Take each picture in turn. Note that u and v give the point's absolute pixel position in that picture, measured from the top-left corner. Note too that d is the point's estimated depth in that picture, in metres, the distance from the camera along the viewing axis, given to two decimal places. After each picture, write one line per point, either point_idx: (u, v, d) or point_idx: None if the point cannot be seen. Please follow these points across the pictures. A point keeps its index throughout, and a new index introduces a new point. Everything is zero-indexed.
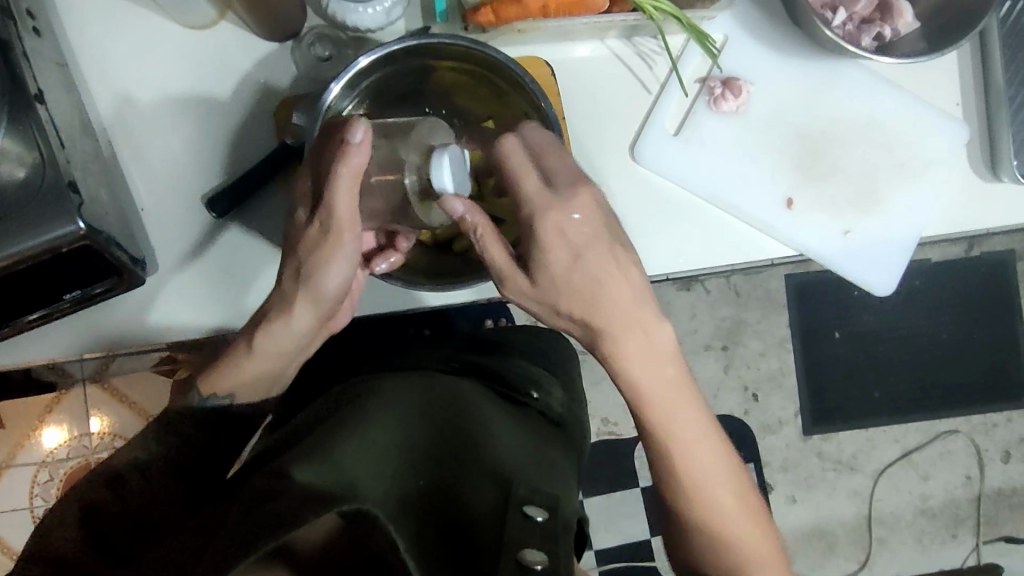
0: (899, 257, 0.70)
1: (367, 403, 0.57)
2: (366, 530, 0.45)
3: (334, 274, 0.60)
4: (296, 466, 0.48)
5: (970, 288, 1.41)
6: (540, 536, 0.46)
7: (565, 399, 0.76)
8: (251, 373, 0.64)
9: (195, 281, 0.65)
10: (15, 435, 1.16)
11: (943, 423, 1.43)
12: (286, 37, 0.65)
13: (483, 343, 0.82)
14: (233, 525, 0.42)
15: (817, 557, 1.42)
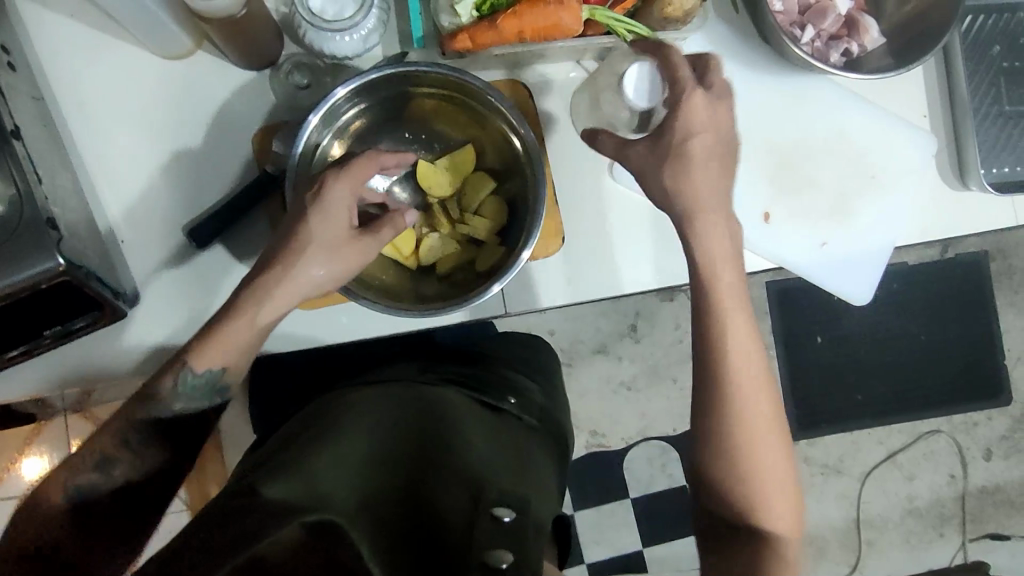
0: (875, 266, 0.69)
1: (343, 415, 0.59)
2: (333, 540, 0.47)
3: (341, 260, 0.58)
4: (266, 480, 0.49)
5: (947, 289, 1.43)
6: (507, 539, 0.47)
7: (544, 399, 0.76)
8: (242, 343, 0.57)
9: (165, 297, 0.65)
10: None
11: (926, 424, 1.45)
12: (264, 65, 0.65)
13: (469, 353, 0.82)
14: (202, 538, 0.44)
15: (808, 561, 1.43)
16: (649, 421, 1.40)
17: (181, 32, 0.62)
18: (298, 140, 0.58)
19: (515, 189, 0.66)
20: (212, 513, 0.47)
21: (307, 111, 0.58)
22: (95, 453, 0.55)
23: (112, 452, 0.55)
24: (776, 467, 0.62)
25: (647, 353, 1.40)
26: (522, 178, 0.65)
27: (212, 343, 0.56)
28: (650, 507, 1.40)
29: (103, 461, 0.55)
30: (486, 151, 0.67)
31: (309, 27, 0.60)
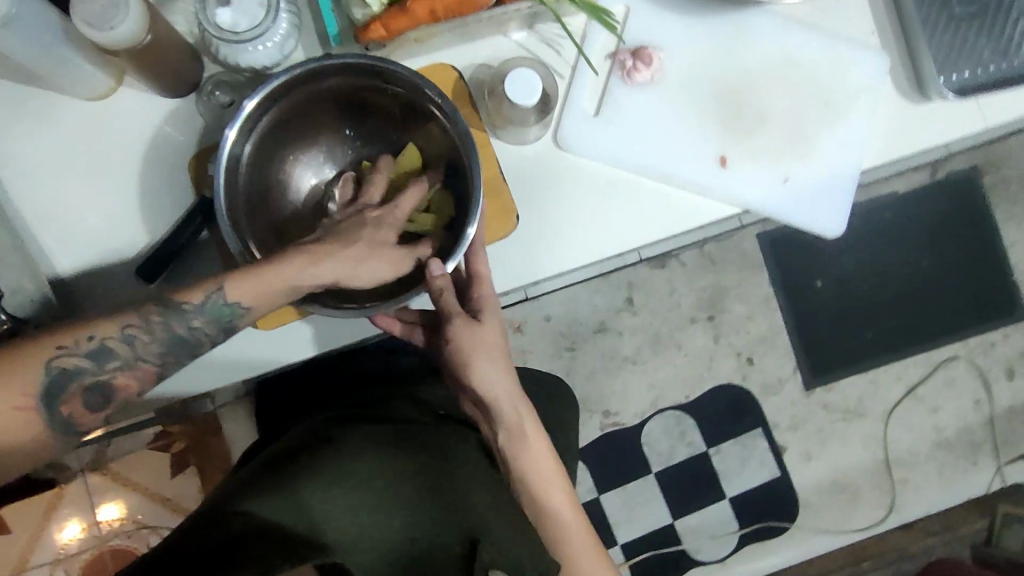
0: (845, 195, 0.67)
1: None
2: None
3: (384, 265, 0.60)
4: None
5: (938, 211, 1.41)
6: None
7: None
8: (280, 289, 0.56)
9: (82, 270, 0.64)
10: (31, 532, 1.26)
11: (942, 352, 1.41)
12: (188, 89, 0.64)
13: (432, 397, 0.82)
14: None
15: (843, 510, 1.39)
16: (659, 391, 1.38)
17: (98, 70, 0.60)
18: (222, 156, 0.59)
19: (457, 170, 0.66)
20: None
21: (227, 124, 0.59)
22: (89, 345, 0.54)
23: (116, 348, 0.55)
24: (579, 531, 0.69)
25: (647, 324, 1.38)
26: (459, 158, 0.64)
27: (256, 283, 0.55)
28: (674, 479, 1.37)
29: (97, 353, 0.55)
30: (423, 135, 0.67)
31: (221, 43, 0.60)
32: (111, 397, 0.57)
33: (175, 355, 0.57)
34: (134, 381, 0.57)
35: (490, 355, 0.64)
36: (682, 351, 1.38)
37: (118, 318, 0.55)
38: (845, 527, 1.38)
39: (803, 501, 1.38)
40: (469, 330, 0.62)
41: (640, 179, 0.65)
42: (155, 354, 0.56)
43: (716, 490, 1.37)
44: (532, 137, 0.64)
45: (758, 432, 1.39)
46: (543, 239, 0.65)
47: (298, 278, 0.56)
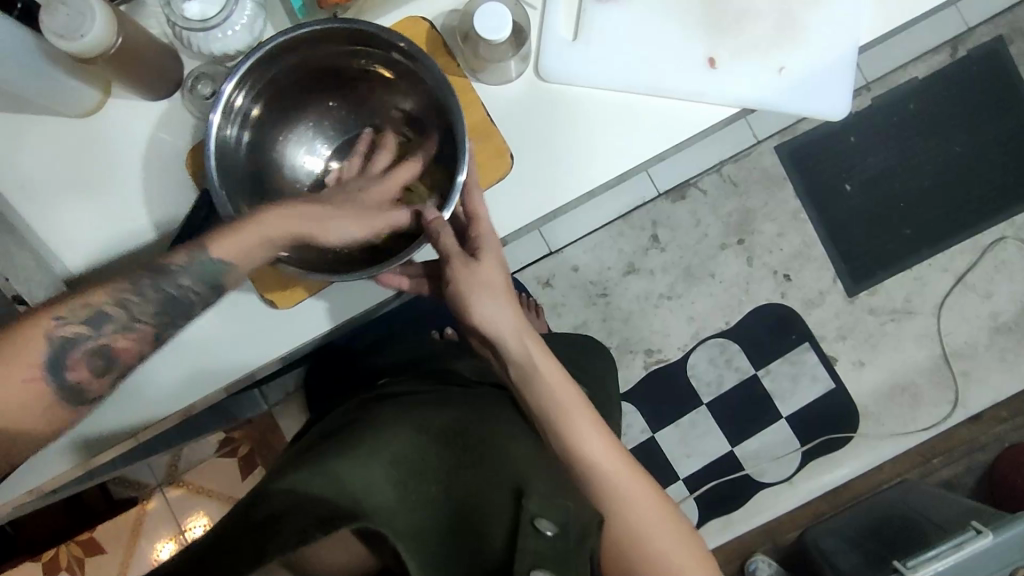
0: (845, 77, 0.64)
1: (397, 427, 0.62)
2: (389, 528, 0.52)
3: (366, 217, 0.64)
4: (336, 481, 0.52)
5: (963, 89, 1.34)
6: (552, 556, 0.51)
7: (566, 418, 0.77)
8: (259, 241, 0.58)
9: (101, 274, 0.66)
10: (122, 551, 1.32)
11: (987, 235, 1.36)
12: (172, 88, 0.65)
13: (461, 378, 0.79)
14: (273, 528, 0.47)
15: (905, 412, 1.35)
16: (699, 322, 1.36)
17: (84, 84, 0.62)
18: (210, 143, 0.61)
19: (441, 122, 0.66)
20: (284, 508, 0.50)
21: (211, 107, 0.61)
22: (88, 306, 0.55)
23: (111, 311, 0.55)
24: (625, 478, 0.64)
25: (676, 258, 1.36)
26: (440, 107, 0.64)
27: (234, 238, 0.58)
28: (727, 406, 1.36)
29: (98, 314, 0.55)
30: (404, 94, 0.67)
31: (190, 33, 0.61)
32: (112, 362, 0.57)
33: (170, 312, 0.58)
34: (134, 343, 0.57)
35: (497, 298, 0.65)
36: (716, 278, 1.36)
37: (105, 289, 0.56)
38: (910, 429, 1.35)
39: (863, 409, 1.36)
40: (468, 271, 0.62)
41: (630, 98, 0.64)
42: (151, 314, 0.57)
43: (771, 411, 1.36)
44: (515, 73, 0.64)
45: (806, 347, 1.36)
46: (542, 173, 0.64)
47: (275, 240, 0.59)
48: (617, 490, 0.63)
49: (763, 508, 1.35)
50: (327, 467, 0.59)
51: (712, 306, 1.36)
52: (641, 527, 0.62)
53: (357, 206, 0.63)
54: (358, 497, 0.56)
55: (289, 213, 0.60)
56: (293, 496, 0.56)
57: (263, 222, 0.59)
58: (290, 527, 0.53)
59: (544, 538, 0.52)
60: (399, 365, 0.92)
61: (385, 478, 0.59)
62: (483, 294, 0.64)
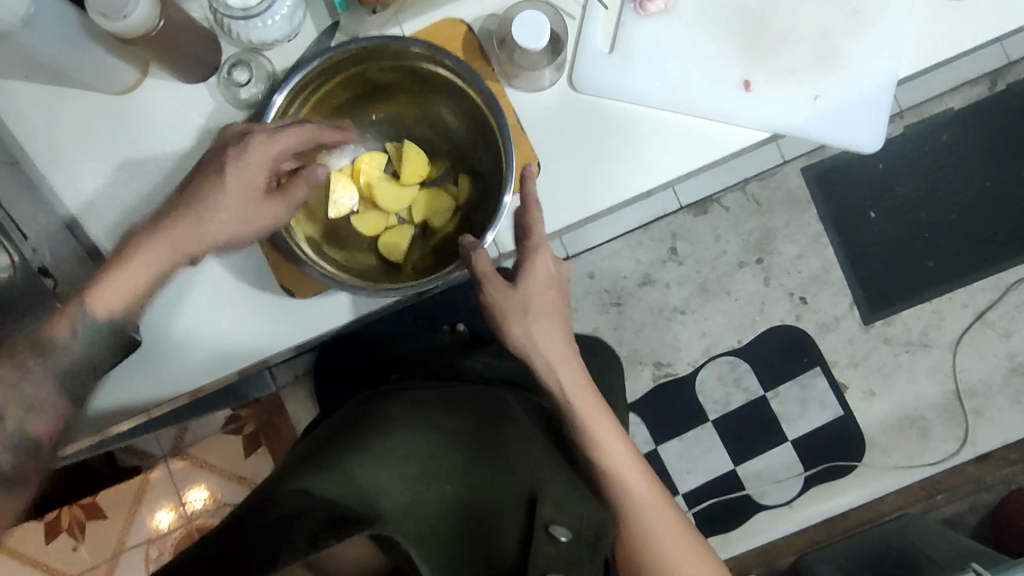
0: (881, 108, 0.64)
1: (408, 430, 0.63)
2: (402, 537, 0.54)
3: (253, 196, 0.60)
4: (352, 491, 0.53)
5: (998, 124, 1.33)
6: (565, 562, 0.53)
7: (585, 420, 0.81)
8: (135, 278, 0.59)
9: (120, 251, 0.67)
10: (124, 517, 1.34)
11: (1011, 273, 1.34)
12: (208, 73, 0.66)
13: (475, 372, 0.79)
14: None
15: (913, 446, 1.34)
16: (711, 339, 1.36)
17: (123, 64, 0.63)
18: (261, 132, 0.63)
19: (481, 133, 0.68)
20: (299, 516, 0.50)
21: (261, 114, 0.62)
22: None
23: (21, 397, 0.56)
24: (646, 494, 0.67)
25: (693, 272, 1.35)
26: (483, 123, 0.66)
27: (117, 286, 0.58)
28: (732, 425, 1.35)
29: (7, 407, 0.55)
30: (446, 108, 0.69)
31: (231, 21, 0.62)
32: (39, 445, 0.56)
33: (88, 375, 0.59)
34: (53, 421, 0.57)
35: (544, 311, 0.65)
36: (732, 296, 1.36)
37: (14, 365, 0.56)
38: (916, 463, 1.34)
39: (869, 439, 1.35)
40: (504, 290, 0.63)
41: (662, 115, 0.63)
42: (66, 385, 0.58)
43: (777, 433, 1.35)
44: (548, 82, 0.64)
45: (816, 372, 1.35)
46: (568, 183, 0.64)
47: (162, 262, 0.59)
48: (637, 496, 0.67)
49: (760, 530, 1.34)
50: (342, 471, 0.61)
51: (725, 325, 1.36)
52: (661, 537, 0.66)
53: (236, 184, 0.60)
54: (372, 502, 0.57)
55: (160, 237, 0.59)
56: (304, 499, 0.58)
57: (144, 257, 0.59)
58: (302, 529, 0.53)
59: (556, 546, 0.54)
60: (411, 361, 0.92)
61: (399, 479, 0.60)
62: (532, 310, 0.64)
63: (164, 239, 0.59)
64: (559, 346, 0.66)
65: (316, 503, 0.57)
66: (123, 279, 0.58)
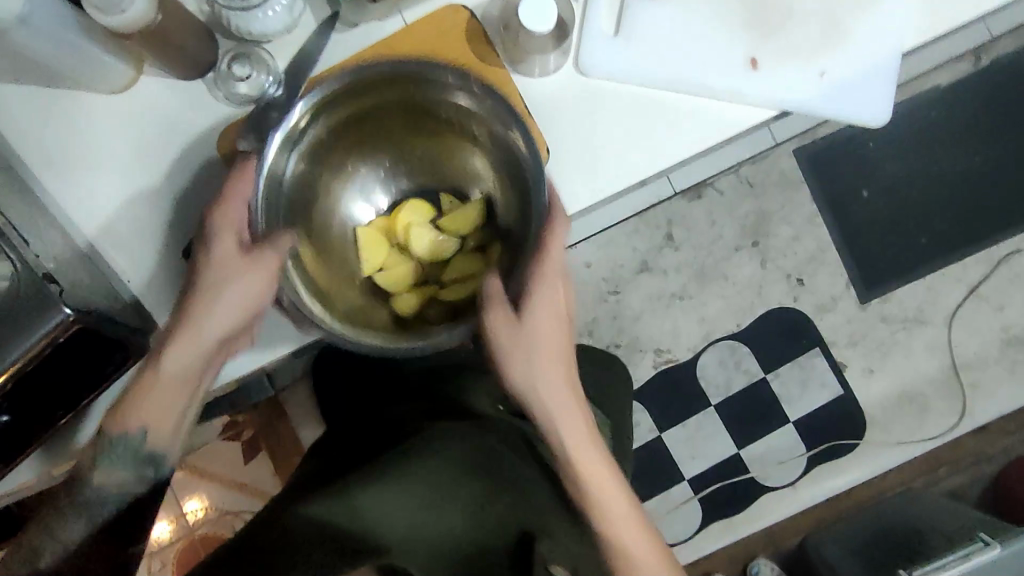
0: (888, 82, 0.64)
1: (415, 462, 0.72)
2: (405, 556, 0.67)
3: (233, 289, 0.62)
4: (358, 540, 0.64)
5: (985, 100, 1.34)
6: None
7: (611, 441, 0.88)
8: (149, 401, 0.62)
9: (120, 257, 0.66)
10: None
11: (1002, 247, 1.36)
12: (205, 69, 0.64)
13: (482, 400, 0.83)
14: None
15: (912, 421, 1.35)
16: (711, 324, 1.36)
17: (118, 62, 0.61)
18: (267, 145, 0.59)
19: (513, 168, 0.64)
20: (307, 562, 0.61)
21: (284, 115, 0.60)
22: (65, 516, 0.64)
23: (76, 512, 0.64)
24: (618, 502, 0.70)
25: (690, 258, 1.35)
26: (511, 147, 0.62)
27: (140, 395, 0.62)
28: (735, 409, 1.36)
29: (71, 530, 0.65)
30: (472, 138, 0.66)
31: (230, 12, 0.60)
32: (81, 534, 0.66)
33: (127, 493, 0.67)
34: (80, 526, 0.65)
35: (545, 341, 0.66)
36: (729, 281, 1.36)
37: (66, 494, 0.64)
38: (916, 438, 1.35)
39: (870, 417, 1.36)
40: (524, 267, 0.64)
41: (670, 96, 0.63)
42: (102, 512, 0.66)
43: (779, 415, 1.36)
44: (553, 66, 0.63)
45: (815, 353, 1.36)
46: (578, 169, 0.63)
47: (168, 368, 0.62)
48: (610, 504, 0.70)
49: (766, 512, 1.35)
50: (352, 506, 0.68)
51: (725, 309, 1.36)
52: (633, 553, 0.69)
53: (214, 265, 0.62)
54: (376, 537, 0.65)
55: (157, 370, 0.62)
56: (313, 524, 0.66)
57: (154, 380, 0.62)
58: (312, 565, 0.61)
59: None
60: (411, 377, 0.93)
61: (405, 506, 0.69)
62: (537, 345, 0.65)
63: (172, 356, 0.62)
64: (563, 386, 0.67)
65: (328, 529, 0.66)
66: (139, 401, 0.62)
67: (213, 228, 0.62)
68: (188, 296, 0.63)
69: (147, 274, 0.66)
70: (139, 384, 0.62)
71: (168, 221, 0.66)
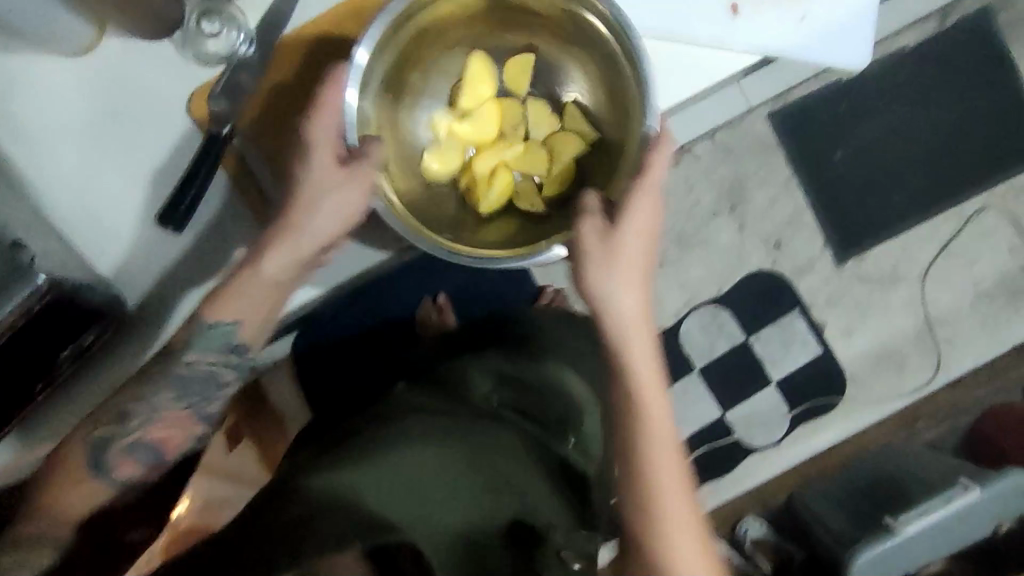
0: (868, 25, 0.64)
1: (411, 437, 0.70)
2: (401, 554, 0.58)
3: (320, 217, 0.65)
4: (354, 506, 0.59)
5: (952, 58, 1.36)
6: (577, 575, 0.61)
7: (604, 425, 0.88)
8: (244, 302, 0.65)
9: (89, 227, 0.67)
10: None
11: (971, 204, 1.39)
12: (172, 28, 0.63)
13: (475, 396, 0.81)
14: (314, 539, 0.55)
15: (890, 377, 1.38)
16: (692, 290, 1.37)
17: (80, 23, 0.60)
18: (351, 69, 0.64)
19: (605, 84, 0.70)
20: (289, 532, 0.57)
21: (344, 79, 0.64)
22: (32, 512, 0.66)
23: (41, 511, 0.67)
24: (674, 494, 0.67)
25: (670, 225, 1.36)
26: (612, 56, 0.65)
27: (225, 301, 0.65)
28: (718, 373, 1.37)
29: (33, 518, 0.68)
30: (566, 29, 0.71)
31: None
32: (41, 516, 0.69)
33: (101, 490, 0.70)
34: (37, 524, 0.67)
35: (631, 270, 0.66)
36: (708, 246, 1.37)
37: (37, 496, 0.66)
38: (895, 393, 1.38)
39: (850, 374, 1.38)
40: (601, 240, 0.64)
41: (650, 46, 0.63)
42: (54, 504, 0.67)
43: (762, 377, 1.38)
44: None
45: (795, 314, 1.38)
46: None
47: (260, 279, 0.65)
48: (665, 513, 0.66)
49: (751, 473, 1.37)
50: (346, 481, 0.63)
51: (705, 274, 1.37)
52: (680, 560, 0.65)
53: (317, 176, 0.64)
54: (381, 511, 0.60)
55: (235, 287, 0.65)
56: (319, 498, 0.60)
57: (245, 283, 0.64)
58: (323, 528, 0.56)
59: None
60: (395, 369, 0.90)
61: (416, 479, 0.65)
62: (607, 260, 0.65)
63: (269, 260, 0.64)
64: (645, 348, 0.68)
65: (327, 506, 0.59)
66: (227, 301, 0.65)
67: (311, 136, 0.64)
68: (292, 195, 0.65)
69: (120, 239, 0.67)
70: (235, 286, 0.65)
71: (136, 183, 0.66)
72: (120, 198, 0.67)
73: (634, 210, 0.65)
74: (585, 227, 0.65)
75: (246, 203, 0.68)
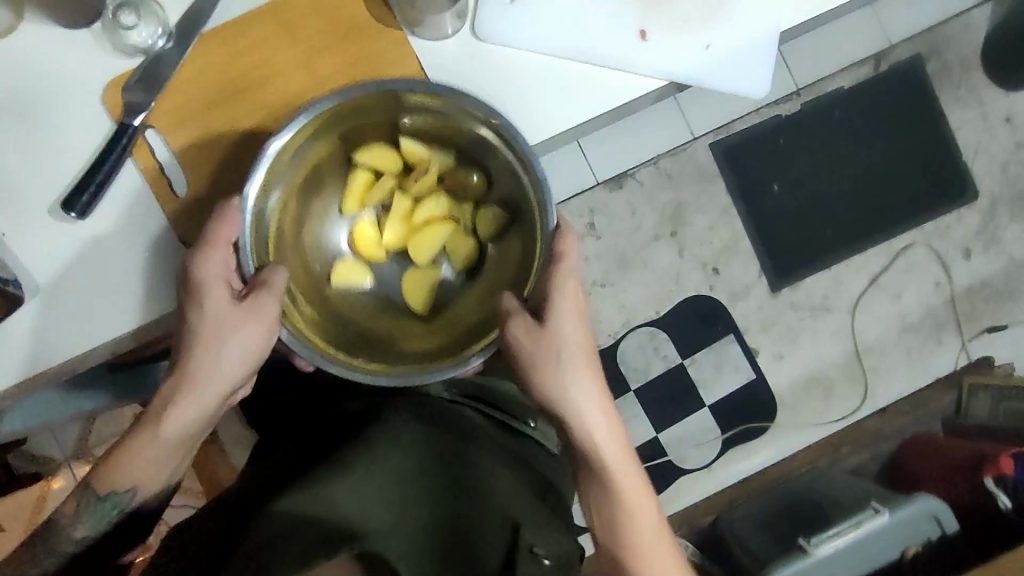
0: (764, 55, 0.70)
1: (380, 437, 0.67)
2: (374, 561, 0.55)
3: (231, 355, 0.65)
4: (324, 517, 0.57)
5: (885, 100, 1.43)
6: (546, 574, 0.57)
7: (561, 427, 0.87)
8: (144, 462, 0.66)
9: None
10: None
11: (899, 240, 1.45)
12: (92, 17, 0.64)
13: (435, 394, 0.79)
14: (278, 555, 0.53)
15: (818, 405, 1.42)
16: (631, 310, 1.39)
17: None
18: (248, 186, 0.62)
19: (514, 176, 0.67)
20: (254, 552, 0.55)
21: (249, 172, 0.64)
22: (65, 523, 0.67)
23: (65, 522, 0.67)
24: (632, 473, 0.70)
25: (611, 246, 1.38)
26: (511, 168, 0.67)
27: (128, 457, 0.66)
28: (654, 392, 1.40)
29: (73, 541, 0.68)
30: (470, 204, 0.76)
31: None
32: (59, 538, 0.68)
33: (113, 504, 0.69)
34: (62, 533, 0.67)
35: (567, 307, 0.67)
36: (648, 269, 1.39)
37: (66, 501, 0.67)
38: (824, 420, 1.42)
39: (780, 400, 1.42)
40: (532, 334, 0.66)
41: (565, 63, 0.68)
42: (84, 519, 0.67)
43: (695, 400, 1.40)
44: (451, 30, 0.67)
45: (729, 339, 1.41)
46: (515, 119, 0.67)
47: (162, 462, 0.67)
48: (625, 480, 0.69)
49: (682, 493, 1.39)
50: (316, 495, 0.60)
51: (645, 296, 1.40)
52: (658, 573, 0.68)
53: (206, 342, 0.64)
54: (356, 520, 0.57)
55: (134, 441, 0.66)
56: (290, 519, 0.57)
57: (141, 451, 0.66)
58: (289, 549, 0.54)
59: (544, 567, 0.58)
60: (349, 380, 0.92)
61: (386, 480, 0.62)
62: (564, 317, 0.67)
63: (170, 421, 0.66)
64: (580, 335, 0.68)
65: (298, 524, 0.57)
66: (133, 455, 0.66)
67: (204, 278, 0.63)
68: (187, 352, 0.65)
69: (30, 222, 0.66)
70: (134, 437, 0.66)
71: (51, 165, 0.66)
72: (34, 177, 0.66)
73: (561, 284, 0.67)
74: (510, 332, 0.66)
75: (147, 184, 0.67)
